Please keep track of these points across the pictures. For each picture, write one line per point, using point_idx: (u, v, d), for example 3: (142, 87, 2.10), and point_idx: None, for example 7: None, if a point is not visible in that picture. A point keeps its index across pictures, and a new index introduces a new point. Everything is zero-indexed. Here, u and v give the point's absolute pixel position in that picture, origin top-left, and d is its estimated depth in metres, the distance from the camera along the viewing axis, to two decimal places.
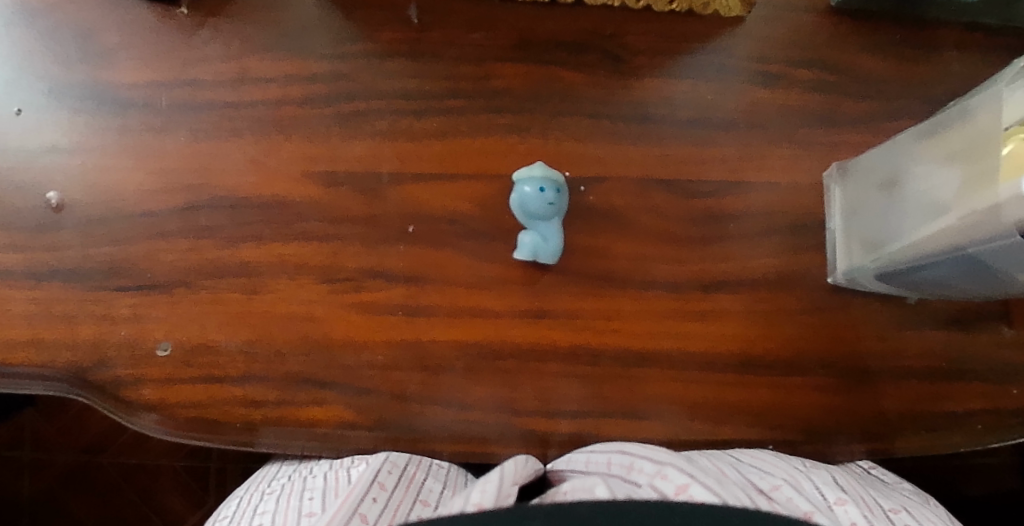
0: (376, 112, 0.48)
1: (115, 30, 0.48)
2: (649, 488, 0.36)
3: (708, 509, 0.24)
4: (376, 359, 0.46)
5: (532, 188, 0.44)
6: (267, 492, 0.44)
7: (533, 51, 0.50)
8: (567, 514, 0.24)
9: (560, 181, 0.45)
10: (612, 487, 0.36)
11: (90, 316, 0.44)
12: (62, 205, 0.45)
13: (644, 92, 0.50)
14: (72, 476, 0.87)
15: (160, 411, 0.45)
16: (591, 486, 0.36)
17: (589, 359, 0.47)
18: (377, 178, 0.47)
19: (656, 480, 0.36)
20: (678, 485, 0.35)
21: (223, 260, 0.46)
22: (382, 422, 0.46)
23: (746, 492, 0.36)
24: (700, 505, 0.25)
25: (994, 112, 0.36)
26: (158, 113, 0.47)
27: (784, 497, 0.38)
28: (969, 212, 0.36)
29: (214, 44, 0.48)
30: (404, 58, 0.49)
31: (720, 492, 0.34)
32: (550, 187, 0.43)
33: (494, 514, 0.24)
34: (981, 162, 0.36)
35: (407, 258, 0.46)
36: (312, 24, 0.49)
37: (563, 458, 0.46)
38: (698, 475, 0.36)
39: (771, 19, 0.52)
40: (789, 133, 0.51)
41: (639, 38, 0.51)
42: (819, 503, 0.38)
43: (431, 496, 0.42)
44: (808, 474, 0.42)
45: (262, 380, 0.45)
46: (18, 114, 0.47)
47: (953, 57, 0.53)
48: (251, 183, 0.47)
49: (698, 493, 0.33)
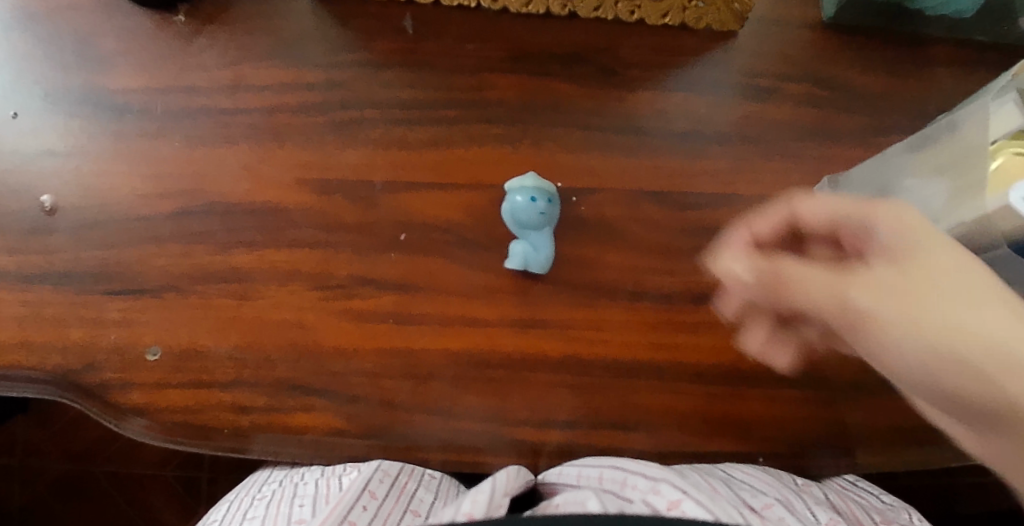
0: (371, 121, 0.49)
1: (112, 36, 0.49)
2: (642, 505, 0.38)
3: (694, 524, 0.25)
4: (366, 366, 0.45)
5: (523, 197, 0.44)
6: (256, 498, 0.45)
7: (526, 62, 0.51)
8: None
9: (553, 191, 0.45)
10: (605, 501, 0.37)
11: (80, 320, 0.44)
12: (55, 209, 0.46)
13: (636, 104, 0.51)
14: (63, 484, 0.86)
15: (150, 415, 0.44)
16: (583, 499, 0.37)
17: (578, 370, 0.46)
18: (370, 186, 0.48)
19: (649, 496, 0.38)
20: (670, 500, 0.37)
21: (215, 266, 0.46)
22: (373, 430, 0.45)
23: (738, 508, 0.38)
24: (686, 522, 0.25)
25: (980, 125, 0.38)
26: (153, 118, 0.48)
27: (774, 516, 0.39)
28: (954, 224, 0.37)
29: (210, 51, 0.49)
30: (399, 68, 0.50)
31: (711, 508, 0.35)
32: (541, 197, 0.44)
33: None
34: (968, 172, 0.38)
35: (398, 267, 0.46)
36: (308, 34, 0.50)
37: (554, 471, 0.46)
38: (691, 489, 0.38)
39: (763, 33, 0.53)
40: (781, 147, 0.51)
41: (632, 51, 0.52)
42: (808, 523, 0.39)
43: (421, 506, 0.44)
44: (802, 494, 0.43)
45: (252, 385, 0.45)
46: (15, 117, 0.47)
47: (944, 74, 0.53)
48: (246, 190, 0.47)
49: (689, 509, 0.35)
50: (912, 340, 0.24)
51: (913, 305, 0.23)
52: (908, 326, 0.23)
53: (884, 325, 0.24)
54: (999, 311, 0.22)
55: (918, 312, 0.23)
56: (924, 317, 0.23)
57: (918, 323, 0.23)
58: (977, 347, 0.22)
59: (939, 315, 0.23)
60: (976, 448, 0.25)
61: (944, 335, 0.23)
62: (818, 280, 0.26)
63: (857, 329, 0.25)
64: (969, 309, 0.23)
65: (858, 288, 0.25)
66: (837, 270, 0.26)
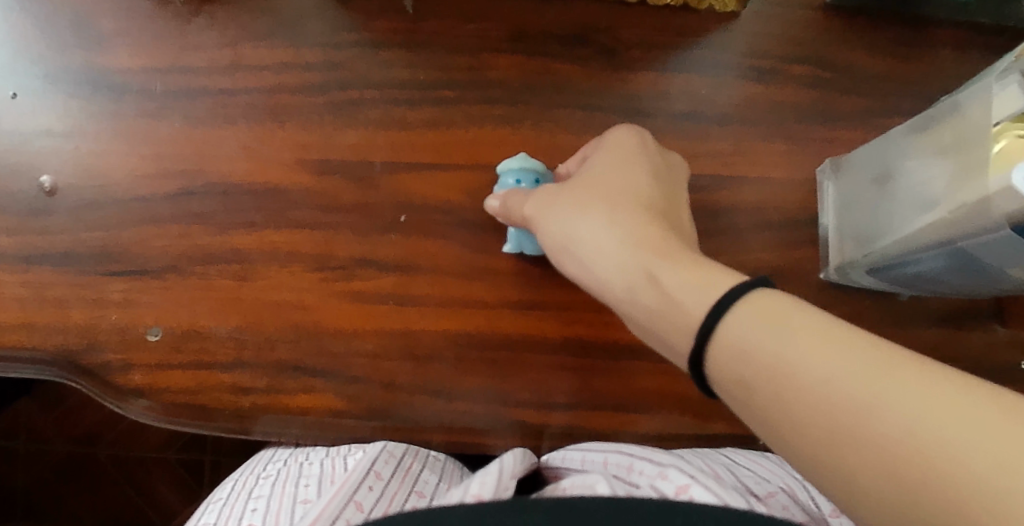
0: (371, 102, 0.48)
1: (111, 17, 0.49)
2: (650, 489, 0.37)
3: (707, 510, 0.25)
4: (366, 347, 0.45)
5: (510, 178, 0.44)
6: (262, 476, 0.46)
7: (526, 43, 0.50)
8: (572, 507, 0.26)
9: (543, 170, 0.45)
10: (613, 485, 0.37)
11: (79, 300, 0.44)
12: (56, 190, 0.46)
13: (638, 85, 0.50)
14: (65, 468, 0.86)
15: (150, 397, 0.43)
16: (592, 483, 0.37)
17: (579, 352, 0.46)
18: (371, 167, 0.47)
19: (657, 481, 0.38)
20: (679, 484, 0.36)
21: (214, 247, 0.45)
22: (372, 411, 0.45)
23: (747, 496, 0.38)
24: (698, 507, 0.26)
25: (982, 107, 0.38)
26: (153, 98, 0.47)
27: (779, 504, 0.39)
28: (961, 206, 0.37)
29: (210, 31, 0.49)
30: (399, 48, 0.50)
31: (721, 493, 0.34)
32: (527, 178, 0.44)
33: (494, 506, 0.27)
34: (974, 155, 0.38)
35: (398, 247, 0.46)
36: (307, 14, 0.50)
37: (558, 454, 0.47)
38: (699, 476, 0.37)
39: (765, 14, 0.52)
40: (783, 129, 0.51)
41: (633, 32, 0.51)
42: (815, 515, 0.39)
43: (426, 488, 0.44)
44: (806, 481, 0.43)
45: (253, 367, 0.44)
46: (14, 98, 0.47)
47: (947, 56, 0.53)
48: (245, 170, 0.47)
49: (698, 493, 0.34)
50: (583, 261, 0.34)
51: (588, 242, 0.34)
52: (582, 247, 0.34)
53: (560, 246, 0.36)
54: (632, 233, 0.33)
55: (586, 239, 0.34)
56: (592, 247, 0.34)
57: (581, 248, 0.34)
58: (613, 259, 0.33)
59: (598, 243, 0.33)
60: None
61: (605, 259, 0.33)
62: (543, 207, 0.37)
63: (550, 245, 0.37)
64: (605, 233, 0.33)
65: (558, 227, 0.36)
66: (553, 189, 0.38)
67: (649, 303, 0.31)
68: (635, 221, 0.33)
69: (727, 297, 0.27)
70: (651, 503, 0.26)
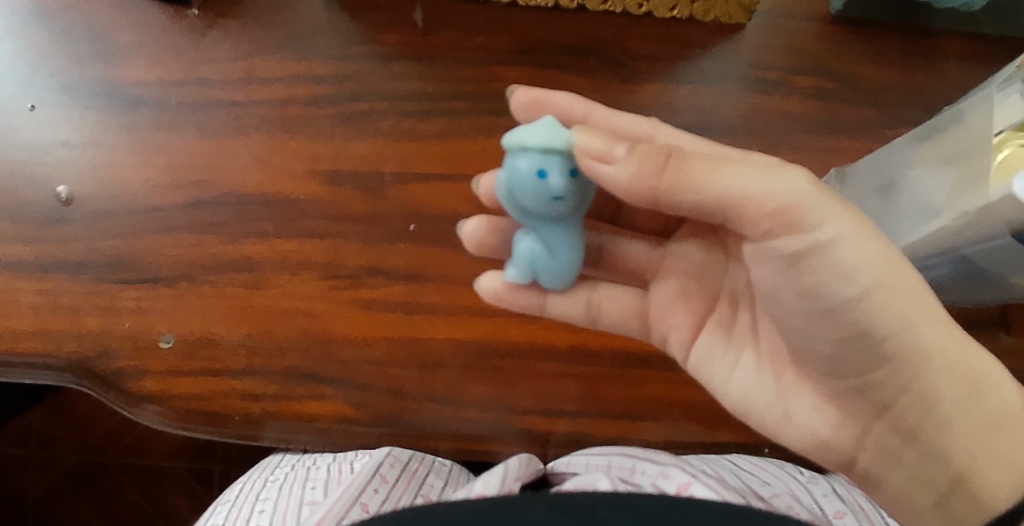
0: (381, 113, 0.49)
1: (128, 30, 0.50)
2: (653, 487, 0.40)
3: (704, 506, 0.26)
4: (375, 355, 0.45)
5: (529, 165, 0.31)
6: (270, 480, 0.47)
7: (534, 55, 0.51)
8: (573, 504, 0.26)
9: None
10: (615, 482, 0.39)
11: (94, 308, 0.45)
12: (72, 199, 0.46)
13: (645, 95, 0.51)
14: (76, 475, 0.87)
15: (161, 403, 0.44)
16: (594, 481, 0.39)
17: (585, 359, 0.46)
18: (380, 177, 0.48)
19: (659, 480, 0.41)
20: (680, 483, 0.39)
21: (227, 255, 0.46)
22: (382, 418, 0.45)
23: (752, 498, 0.39)
24: (697, 502, 0.26)
25: (984, 118, 0.40)
26: (167, 110, 0.48)
27: (783, 504, 0.41)
28: (960, 213, 0.38)
29: (223, 44, 0.50)
30: (408, 61, 0.51)
31: (719, 491, 0.37)
32: (554, 174, 0.30)
33: (497, 502, 0.27)
34: (976, 163, 0.39)
35: (407, 257, 0.47)
36: (320, 27, 0.51)
37: (563, 460, 0.49)
38: (700, 475, 0.40)
39: (769, 26, 0.53)
40: (788, 139, 0.50)
41: (639, 43, 0.52)
42: (818, 514, 0.41)
43: (431, 491, 0.45)
44: (807, 485, 0.45)
45: (263, 373, 0.44)
46: (31, 109, 0.48)
47: (952, 65, 0.53)
48: (257, 180, 0.48)
49: (699, 490, 0.37)
50: (880, 297, 0.27)
51: (896, 304, 0.28)
52: (882, 305, 0.28)
53: (855, 274, 0.27)
54: (953, 341, 0.29)
55: (893, 274, 0.27)
56: (898, 288, 0.28)
57: (886, 284, 0.27)
58: (907, 347, 0.29)
59: (905, 283, 0.28)
60: (829, 389, 0.34)
61: (906, 303, 0.28)
62: (819, 201, 0.26)
63: (822, 257, 0.27)
64: (933, 323, 0.28)
65: (856, 249, 0.27)
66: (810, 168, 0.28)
67: (942, 353, 0.29)
68: (939, 313, 0.29)
69: (997, 415, 0.29)
70: (654, 499, 0.26)
